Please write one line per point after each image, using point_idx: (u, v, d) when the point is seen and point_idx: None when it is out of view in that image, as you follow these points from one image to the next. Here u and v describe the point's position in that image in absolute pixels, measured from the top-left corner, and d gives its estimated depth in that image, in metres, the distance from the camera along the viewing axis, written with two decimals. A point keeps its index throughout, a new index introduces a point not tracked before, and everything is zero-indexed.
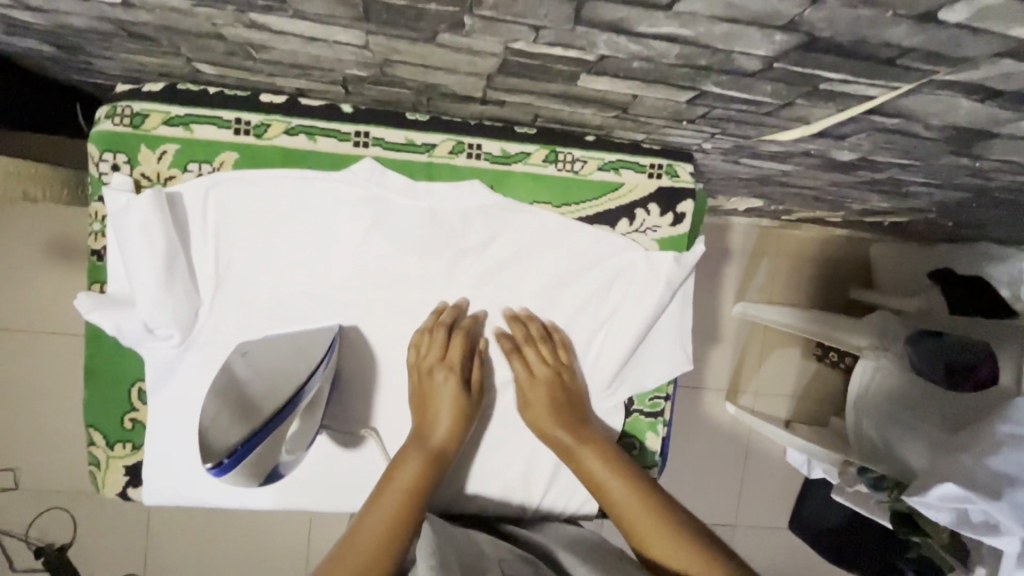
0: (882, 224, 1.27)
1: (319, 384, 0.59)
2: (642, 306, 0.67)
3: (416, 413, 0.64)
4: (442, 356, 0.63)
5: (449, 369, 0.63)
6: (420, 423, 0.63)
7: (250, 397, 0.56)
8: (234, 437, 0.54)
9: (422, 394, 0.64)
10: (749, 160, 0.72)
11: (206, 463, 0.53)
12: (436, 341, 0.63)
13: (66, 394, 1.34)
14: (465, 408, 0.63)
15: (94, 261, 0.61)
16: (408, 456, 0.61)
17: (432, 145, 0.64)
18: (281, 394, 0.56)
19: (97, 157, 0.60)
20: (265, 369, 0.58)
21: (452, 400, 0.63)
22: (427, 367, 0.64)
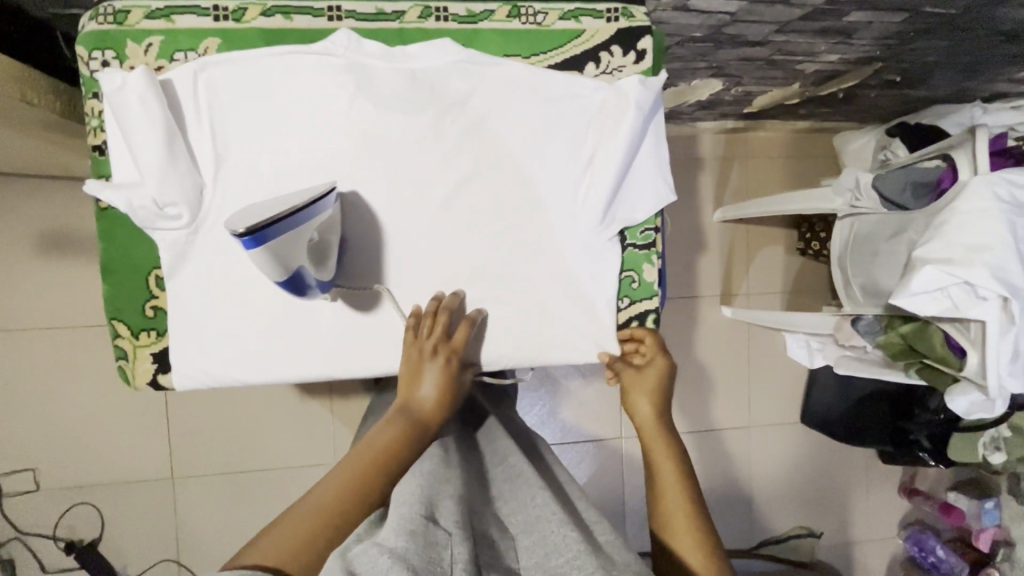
0: (838, 103, 1.34)
1: (333, 207, 0.62)
2: (620, 139, 0.70)
3: (404, 390, 0.67)
4: (445, 339, 0.68)
5: (446, 355, 0.68)
6: (408, 395, 0.66)
7: (274, 204, 0.58)
8: (263, 218, 0.54)
9: (416, 371, 0.67)
10: (698, 2, 0.77)
11: (237, 230, 0.53)
12: (440, 324, 0.68)
13: (78, 385, 1.35)
14: (451, 394, 0.68)
15: (96, 157, 0.64)
16: (389, 426, 0.63)
17: (401, 12, 0.68)
18: (302, 198, 0.58)
19: (86, 56, 0.63)
20: (283, 197, 0.61)
21: (444, 383, 0.67)
22: (428, 351, 0.68)
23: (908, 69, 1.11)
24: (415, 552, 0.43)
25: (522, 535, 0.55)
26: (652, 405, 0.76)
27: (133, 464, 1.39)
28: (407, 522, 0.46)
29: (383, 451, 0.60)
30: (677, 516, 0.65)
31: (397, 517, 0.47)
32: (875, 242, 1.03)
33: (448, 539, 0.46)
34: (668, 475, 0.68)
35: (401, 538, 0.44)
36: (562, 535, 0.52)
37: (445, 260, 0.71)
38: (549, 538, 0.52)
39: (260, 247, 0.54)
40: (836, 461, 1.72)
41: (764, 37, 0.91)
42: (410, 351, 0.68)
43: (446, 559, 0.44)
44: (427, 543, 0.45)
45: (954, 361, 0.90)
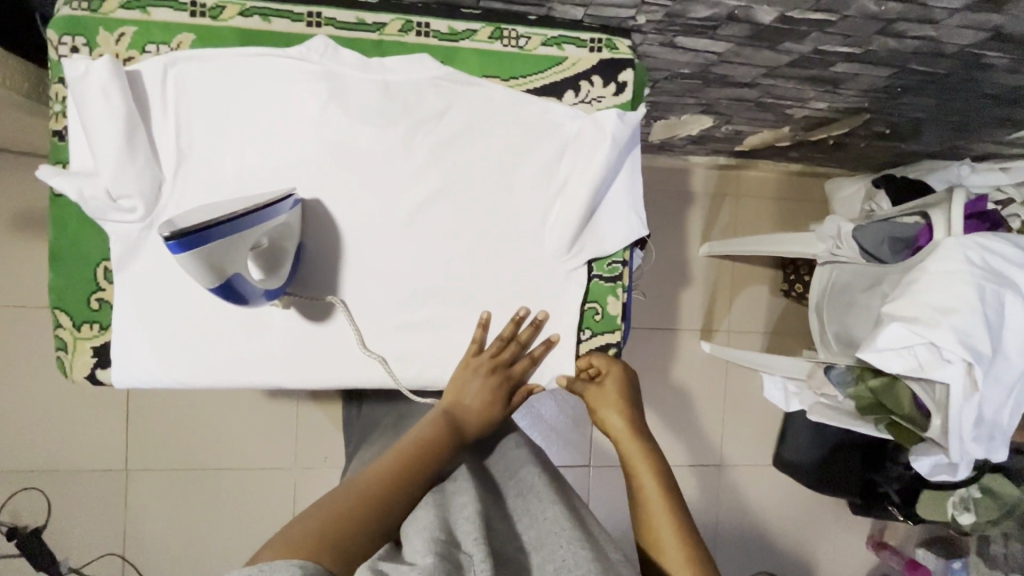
0: (829, 150, 1.34)
1: (284, 217, 0.61)
2: (594, 168, 0.70)
3: (455, 399, 0.67)
4: (506, 365, 0.70)
5: (501, 377, 0.70)
6: (457, 405, 0.67)
7: (219, 210, 0.57)
8: (198, 223, 0.52)
9: (468, 383, 0.69)
10: (685, 39, 0.77)
11: (166, 233, 0.50)
12: (504, 347, 0.70)
13: (37, 367, 1.32)
14: (493, 418, 0.69)
15: (56, 142, 0.63)
16: (434, 429, 0.63)
17: (382, 24, 0.67)
18: (250, 205, 0.57)
19: (56, 40, 0.63)
20: (229, 204, 0.59)
21: (491, 408, 0.68)
22: (487, 371, 0.69)
23: (897, 123, 1.11)
24: (439, 567, 0.44)
25: (531, 553, 0.53)
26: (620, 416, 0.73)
27: (88, 452, 1.36)
28: (433, 544, 0.47)
29: (422, 451, 0.59)
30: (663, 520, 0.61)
31: (416, 545, 0.48)
32: (851, 293, 1.02)
33: (471, 560, 0.46)
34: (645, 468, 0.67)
35: (426, 557, 0.45)
36: (575, 552, 0.51)
37: (405, 274, 0.70)
38: (558, 556, 0.51)
39: (189, 252, 0.51)
40: (807, 507, 1.69)
41: (753, 79, 0.91)
42: (469, 364, 0.69)
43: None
44: (449, 563, 0.45)
45: (919, 421, 0.90)
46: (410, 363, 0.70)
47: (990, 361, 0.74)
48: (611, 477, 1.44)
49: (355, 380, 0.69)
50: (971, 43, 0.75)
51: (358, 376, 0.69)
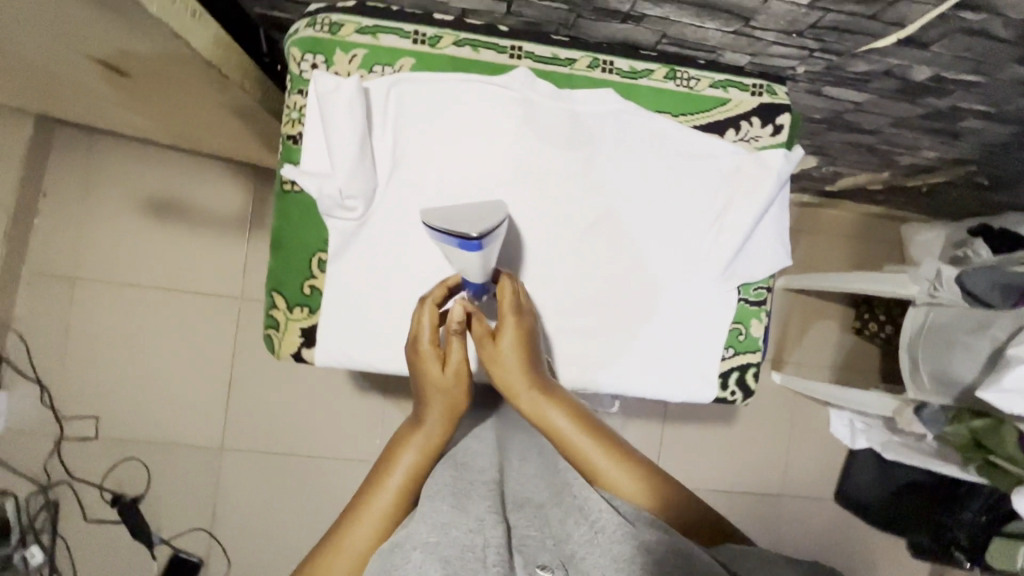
0: (919, 196, 1.39)
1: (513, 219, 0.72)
2: (755, 200, 0.76)
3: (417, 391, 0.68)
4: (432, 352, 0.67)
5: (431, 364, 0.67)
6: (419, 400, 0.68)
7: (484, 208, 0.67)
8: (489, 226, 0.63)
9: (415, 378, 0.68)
10: (831, 89, 0.84)
11: (473, 233, 0.62)
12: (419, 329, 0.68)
13: (153, 345, 1.41)
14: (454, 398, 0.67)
15: (289, 144, 0.72)
16: (408, 435, 0.67)
17: (573, 60, 0.75)
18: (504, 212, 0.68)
19: (299, 57, 0.71)
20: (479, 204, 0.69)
21: (442, 396, 0.67)
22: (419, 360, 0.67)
23: (998, 175, 1.16)
24: (449, 545, 0.51)
25: (553, 506, 0.60)
26: (516, 363, 0.67)
27: (190, 429, 1.44)
28: (443, 514, 0.55)
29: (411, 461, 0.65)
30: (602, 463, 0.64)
31: (427, 513, 0.55)
32: (949, 333, 1.07)
33: (479, 525, 0.54)
34: (567, 434, 0.66)
35: (434, 533, 0.52)
36: (593, 505, 0.57)
37: (575, 283, 0.76)
38: (576, 508, 0.58)
39: (478, 252, 0.63)
40: (865, 545, 1.70)
41: (877, 127, 0.97)
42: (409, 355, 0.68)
43: (478, 544, 0.52)
44: (463, 539, 0.52)
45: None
46: (569, 365, 0.77)
47: None
48: None
49: None
50: None
51: None
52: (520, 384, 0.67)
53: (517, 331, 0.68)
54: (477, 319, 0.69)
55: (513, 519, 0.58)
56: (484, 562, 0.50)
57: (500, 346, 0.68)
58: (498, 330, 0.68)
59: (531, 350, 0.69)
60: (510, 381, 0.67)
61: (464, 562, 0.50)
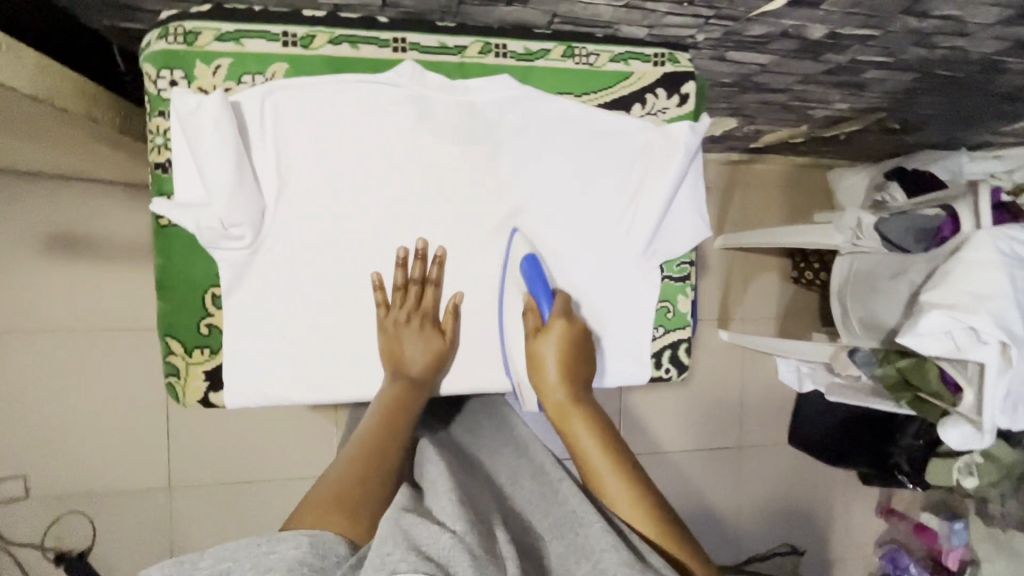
0: (839, 144, 1.42)
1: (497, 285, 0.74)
2: (666, 177, 0.74)
3: (394, 347, 0.69)
4: (417, 307, 0.70)
5: (418, 318, 0.70)
6: (396, 361, 0.69)
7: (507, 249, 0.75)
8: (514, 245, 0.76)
9: (395, 340, 0.69)
10: (735, 53, 0.82)
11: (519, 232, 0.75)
12: (406, 293, 0.70)
13: (73, 391, 1.30)
14: (434, 348, 0.71)
15: (158, 173, 0.65)
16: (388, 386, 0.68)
17: (463, 47, 0.70)
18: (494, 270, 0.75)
19: (154, 75, 0.64)
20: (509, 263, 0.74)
21: (424, 343, 0.70)
22: (401, 319, 0.69)
23: (908, 119, 1.19)
24: (471, 538, 0.49)
25: (546, 539, 0.56)
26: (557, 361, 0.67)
27: (129, 473, 1.35)
28: (462, 512, 0.52)
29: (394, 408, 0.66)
30: (605, 478, 0.60)
31: (446, 507, 0.53)
32: (873, 280, 1.10)
33: (496, 532, 0.51)
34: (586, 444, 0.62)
35: (460, 523, 0.50)
36: (591, 534, 0.52)
37: (495, 282, 0.74)
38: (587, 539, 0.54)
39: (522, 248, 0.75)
40: (819, 480, 1.80)
41: (786, 85, 0.97)
42: (384, 322, 0.70)
43: (498, 550, 0.49)
44: (477, 535, 0.49)
45: (945, 397, 0.98)
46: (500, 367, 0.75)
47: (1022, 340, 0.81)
48: None
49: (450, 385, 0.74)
50: (993, 51, 0.82)
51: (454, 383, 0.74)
52: (556, 383, 0.66)
53: (562, 335, 0.68)
54: (531, 313, 0.70)
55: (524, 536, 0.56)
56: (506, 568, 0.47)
57: (542, 344, 0.67)
58: (543, 328, 0.68)
59: (574, 360, 0.68)
60: (546, 379, 0.67)
61: (488, 559, 0.47)
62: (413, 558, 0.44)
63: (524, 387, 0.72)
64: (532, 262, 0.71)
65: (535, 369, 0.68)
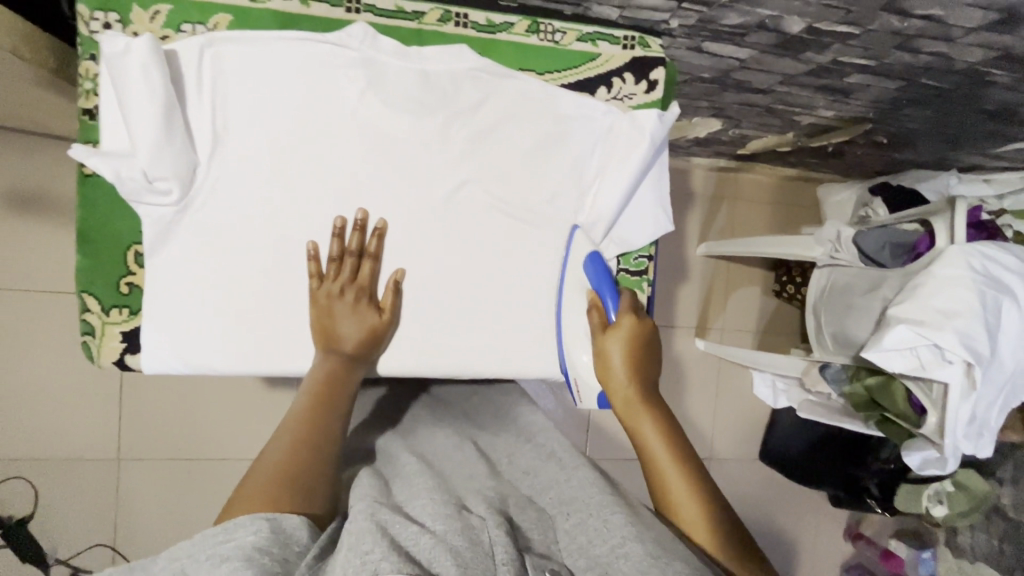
0: (828, 156, 1.39)
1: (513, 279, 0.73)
2: (628, 166, 0.71)
3: (326, 321, 0.66)
4: (351, 281, 0.67)
5: (354, 293, 0.66)
6: (326, 335, 0.66)
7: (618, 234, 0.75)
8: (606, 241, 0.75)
9: (327, 314, 0.66)
10: (711, 45, 0.79)
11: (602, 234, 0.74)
12: (341, 264, 0.67)
13: (23, 353, 1.27)
14: (369, 324, 0.67)
15: (85, 120, 0.62)
16: (319, 362, 0.65)
17: (421, 13, 0.66)
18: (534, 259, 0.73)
19: (87, 16, 0.60)
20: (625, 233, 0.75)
21: (358, 319, 0.66)
22: (334, 292, 0.66)
23: (895, 133, 1.16)
24: (455, 534, 0.48)
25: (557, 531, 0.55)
26: (625, 356, 0.64)
27: (78, 442, 1.31)
28: (444, 511, 0.51)
29: (325, 387, 0.62)
30: (673, 483, 0.57)
31: (427, 510, 0.52)
32: (848, 294, 1.06)
33: (483, 523, 0.51)
34: (654, 446, 0.59)
35: (440, 522, 0.49)
36: (608, 521, 0.52)
37: (439, 262, 0.71)
38: (589, 525, 0.53)
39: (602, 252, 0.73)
40: (789, 499, 1.76)
41: (768, 86, 0.94)
42: (317, 295, 0.66)
43: (485, 539, 0.49)
44: (465, 527, 0.49)
45: (912, 419, 0.95)
46: (440, 352, 0.72)
47: (988, 361, 0.78)
48: (617, 467, 1.39)
49: (388, 368, 0.71)
50: (980, 60, 0.79)
51: (388, 366, 0.71)
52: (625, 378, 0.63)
53: (631, 330, 0.65)
54: (596, 309, 0.68)
55: (517, 519, 0.56)
56: (494, 558, 0.47)
57: (610, 342, 0.65)
58: (611, 325, 0.66)
59: (644, 361, 0.65)
60: (614, 377, 0.64)
61: (473, 557, 0.46)
62: (395, 559, 0.43)
63: (581, 382, 0.71)
64: (595, 261, 0.71)
65: (601, 364, 0.66)
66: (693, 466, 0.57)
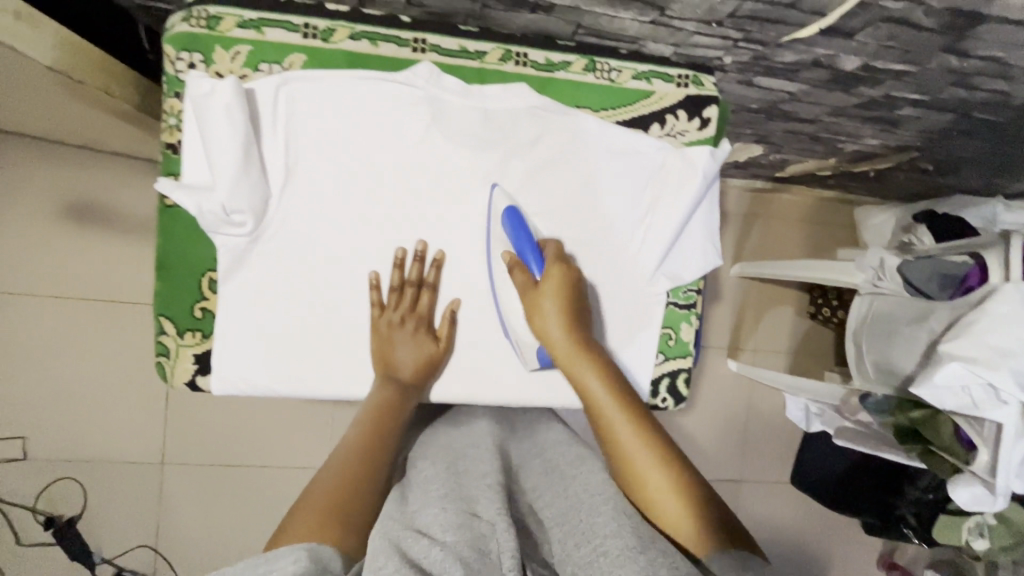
0: (868, 180, 1.38)
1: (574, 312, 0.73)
2: (681, 199, 0.72)
3: (381, 349, 0.68)
4: (410, 309, 0.69)
5: (412, 323, 0.69)
6: (385, 364, 0.68)
7: (675, 270, 0.76)
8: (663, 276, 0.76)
9: (387, 344, 0.68)
10: (763, 79, 0.79)
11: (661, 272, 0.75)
12: (401, 294, 0.69)
13: (77, 359, 1.32)
14: (426, 354, 0.69)
15: (168, 154, 0.65)
16: (376, 390, 0.67)
17: (483, 53, 0.68)
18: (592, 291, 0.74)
19: (173, 56, 0.64)
20: (681, 265, 0.76)
21: (414, 348, 0.69)
22: (393, 321, 0.68)
23: (941, 160, 1.14)
24: (465, 545, 0.49)
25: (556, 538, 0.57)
26: (559, 320, 0.67)
27: (126, 445, 1.36)
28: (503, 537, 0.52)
29: (381, 417, 0.65)
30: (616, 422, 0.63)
31: (436, 517, 0.52)
32: (893, 323, 1.05)
33: (491, 529, 0.52)
34: (598, 393, 0.65)
35: (449, 533, 0.50)
36: None
37: (490, 292, 0.72)
38: (578, 528, 0.55)
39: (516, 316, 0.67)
40: (818, 524, 1.74)
41: (815, 116, 0.94)
42: (378, 325, 0.69)
43: (493, 549, 0.50)
44: (471, 534, 0.51)
45: (959, 454, 0.94)
46: (491, 380, 0.73)
47: None
48: None
49: (441, 393, 0.73)
50: None
51: (441, 394, 0.72)
52: (562, 337, 0.67)
53: (560, 283, 0.67)
54: (519, 268, 0.68)
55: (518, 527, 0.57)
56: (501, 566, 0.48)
57: (543, 299, 0.67)
58: (539, 282, 0.67)
59: (576, 315, 0.68)
60: (550, 332, 0.67)
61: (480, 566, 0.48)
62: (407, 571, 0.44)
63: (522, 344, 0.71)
64: (512, 217, 0.68)
65: (536, 326, 0.67)
66: (630, 401, 0.65)
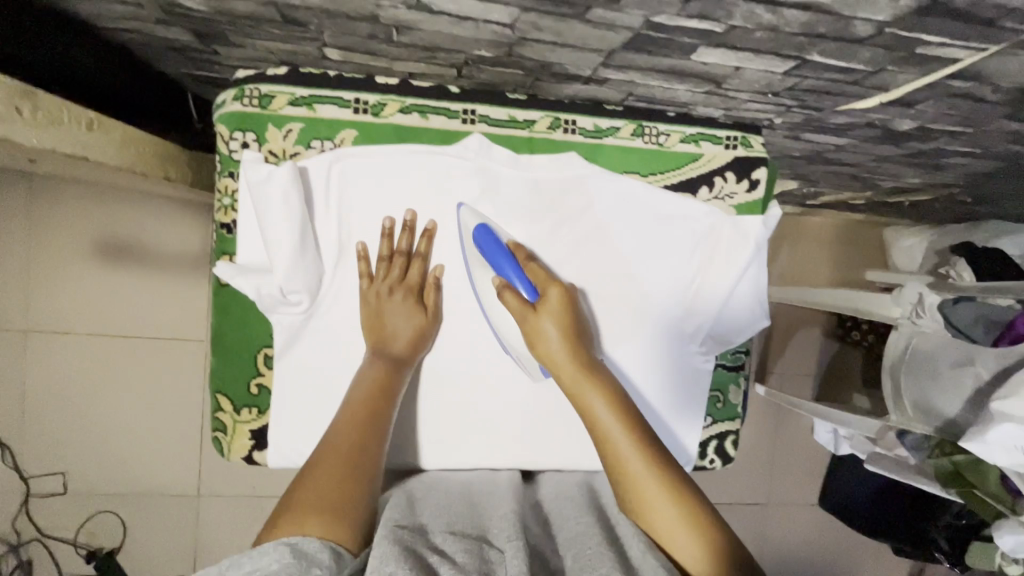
0: (903, 207, 1.35)
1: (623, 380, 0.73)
2: (732, 267, 0.73)
3: (365, 313, 0.67)
4: (398, 276, 0.67)
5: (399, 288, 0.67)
6: (375, 330, 0.66)
7: (723, 334, 0.76)
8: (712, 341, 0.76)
9: (376, 309, 0.67)
10: (811, 134, 0.78)
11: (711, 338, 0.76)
12: (390, 263, 0.67)
13: (113, 396, 1.34)
14: (416, 317, 0.67)
15: (222, 234, 0.66)
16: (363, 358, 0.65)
17: (532, 121, 0.68)
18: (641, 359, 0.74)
19: (227, 136, 0.64)
20: (730, 331, 0.75)
21: (403, 311, 0.67)
22: (382, 288, 0.67)
23: (983, 194, 1.12)
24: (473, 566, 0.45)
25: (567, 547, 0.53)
26: (558, 333, 0.65)
27: (161, 478, 1.37)
28: None
29: (366, 386, 0.62)
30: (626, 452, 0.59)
31: (450, 541, 0.49)
32: (934, 363, 1.06)
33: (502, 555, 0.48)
34: (605, 419, 0.61)
35: (463, 556, 0.47)
36: None
37: None
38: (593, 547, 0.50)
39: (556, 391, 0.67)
40: (846, 545, 1.73)
41: (858, 162, 0.92)
42: (367, 294, 0.67)
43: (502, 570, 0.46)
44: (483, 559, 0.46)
45: (1005, 500, 0.93)
46: (540, 447, 0.73)
47: None
48: None
49: (491, 462, 0.73)
50: None
51: (491, 462, 0.73)
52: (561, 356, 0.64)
53: (558, 305, 0.66)
54: (508, 291, 0.66)
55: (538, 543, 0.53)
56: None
57: (542, 321, 0.65)
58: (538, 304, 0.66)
59: (576, 334, 0.66)
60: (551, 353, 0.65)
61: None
62: None
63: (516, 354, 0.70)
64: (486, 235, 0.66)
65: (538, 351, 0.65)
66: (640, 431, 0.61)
